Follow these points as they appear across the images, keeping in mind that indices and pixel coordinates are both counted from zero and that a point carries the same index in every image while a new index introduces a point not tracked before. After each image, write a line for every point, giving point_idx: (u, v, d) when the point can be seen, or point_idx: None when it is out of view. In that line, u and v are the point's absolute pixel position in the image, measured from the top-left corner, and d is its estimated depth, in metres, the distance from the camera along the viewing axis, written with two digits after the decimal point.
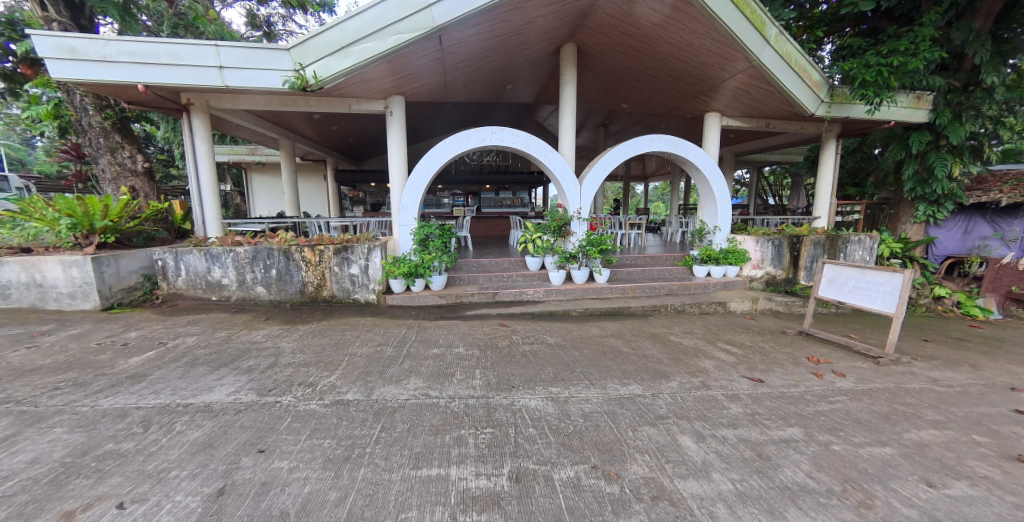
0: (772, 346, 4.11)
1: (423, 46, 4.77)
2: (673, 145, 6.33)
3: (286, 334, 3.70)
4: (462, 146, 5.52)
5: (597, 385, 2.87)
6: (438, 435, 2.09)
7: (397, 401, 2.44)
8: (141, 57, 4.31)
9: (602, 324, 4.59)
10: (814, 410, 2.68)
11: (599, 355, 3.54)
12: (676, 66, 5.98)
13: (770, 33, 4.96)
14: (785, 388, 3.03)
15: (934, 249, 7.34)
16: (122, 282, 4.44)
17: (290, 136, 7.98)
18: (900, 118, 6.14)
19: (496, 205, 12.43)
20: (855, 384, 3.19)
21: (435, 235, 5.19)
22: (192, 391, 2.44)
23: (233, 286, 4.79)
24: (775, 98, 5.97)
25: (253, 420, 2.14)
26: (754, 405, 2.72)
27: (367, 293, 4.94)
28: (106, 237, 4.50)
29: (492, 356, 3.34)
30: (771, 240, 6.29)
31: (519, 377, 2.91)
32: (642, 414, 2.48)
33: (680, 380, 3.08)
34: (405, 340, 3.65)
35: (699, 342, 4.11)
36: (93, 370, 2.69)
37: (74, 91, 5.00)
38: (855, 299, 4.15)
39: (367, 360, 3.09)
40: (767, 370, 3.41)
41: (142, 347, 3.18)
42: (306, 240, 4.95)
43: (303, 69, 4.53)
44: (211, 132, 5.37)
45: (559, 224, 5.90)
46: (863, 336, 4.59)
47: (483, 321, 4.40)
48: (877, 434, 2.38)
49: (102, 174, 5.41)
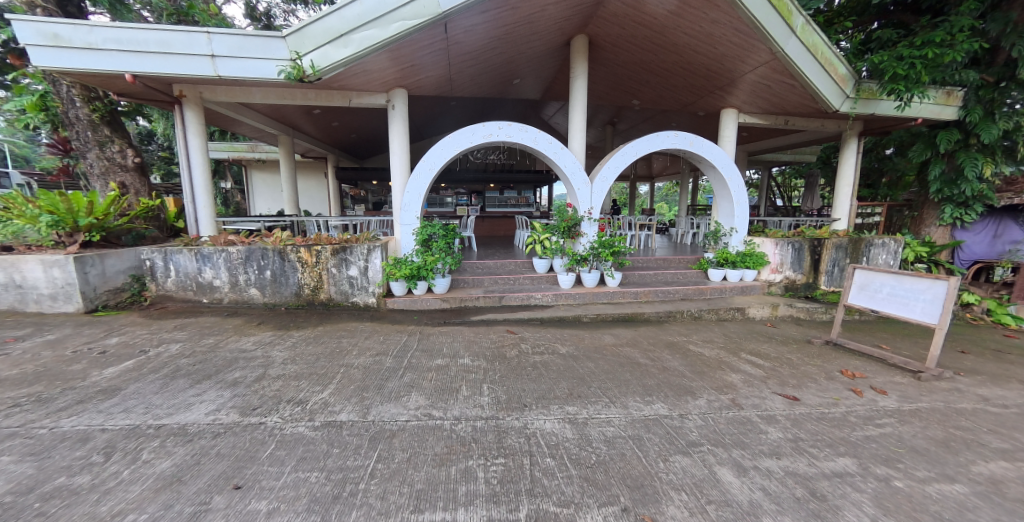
0: (799, 358, 3.81)
1: (428, 34, 4.50)
2: (688, 142, 6.01)
3: (279, 341, 3.44)
4: (467, 142, 5.23)
5: (617, 404, 2.60)
6: (442, 467, 1.82)
7: (397, 423, 2.17)
8: (129, 44, 4.06)
9: (615, 331, 4.34)
10: (862, 435, 2.39)
11: (616, 368, 3.26)
12: (693, 59, 5.69)
13: (796, 22, 4.68)
14: (825, 408, 2.74)
15: (961, 253, 6.84)
16: (107, 284, 4.19)
17: (290, 132, 7.74)
18: (929, 115, 5.94)
19: (501, 204, 12.15)
20: (901, 403, 2.90)
21: (439, 235, 4.92)
22: (167, 409, 2.18)
23: (225, 288, 4.54)
24: (797, 93, 5.66)
25: (231, 447, 1.88)
26: (795, 428, 2.43)
27: (366, 296, 4.68)
28: (92, 236, 4.23)
29: (501, 368, 3.08)
30: (792, 242, 5.98)
31: (531, 394, 2.64)
32: (672, 441, 2.20)
33: (707, 398, 2.79)
34: (406, 349, 3.39)
35: (721, 353, 3.82)
36: (62, 383, 2.43)
37: (60, 81, 4.74)
38: (889, 307, 3.86)
39: (365, 373, 2.82)
40: (800, 386, 3.13)
41: (121, 356, 2.92)
42: (303, 241, 4.71)
43: (300, 58, 4.28)
44: (205, 127, 5.13)
45: (569, 224, 5.62)
46: (896, 347, 4.29)
47: (489, 327, 4.14)
48: (941, 467, 2.09)
49: (90, 169, 5.13)
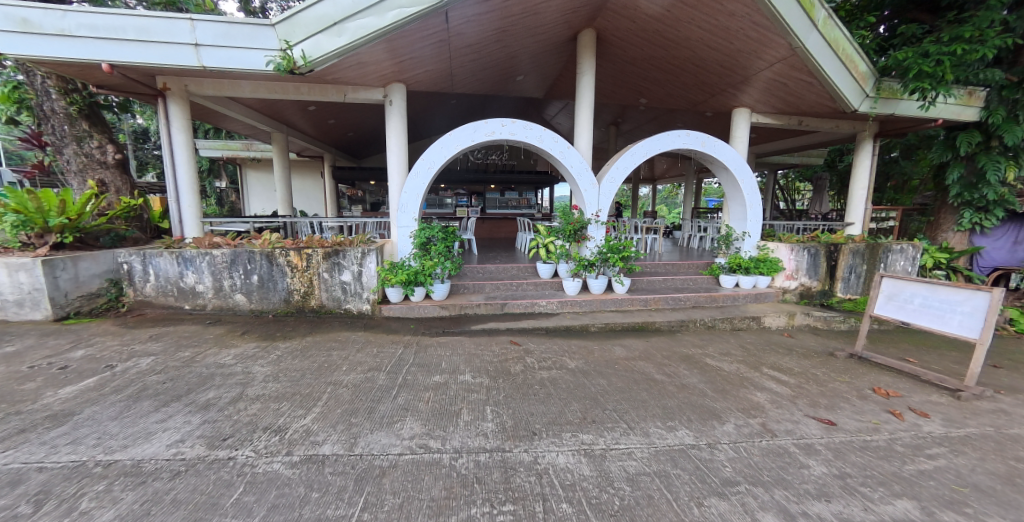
0: (825, 373, 3.54)
1: (427, 24, 4.23)
2: (700, 142, 5.74)
3: (262, 354, 3.14)
4: (468, 139, 4.95)
5: (637, 430, 2.32)
6: (438, 517, 1.52)
7: (387, 458, 1.88)
8: (105, 31, 3.77)
9: (626, 342, 4.05)
10: (917, 470, 2.10)
11: (631, 386, 2.98)
12: (705, 55, 5.43)
13: (817, 15, 4.43)
14: (866, 435, 2.46)
15: (979, 259, 6.51)
16: (80, 289, 3.90)
17: (284, 129, 7.46)
18: (949, 117, 5.70)
19: (502, 206, 11.72)
20: (947, 429, 2.62)
21: (438, 237, 4.62)
22: (123, 440, 1.89)
23: (208, 294, 4.24)
24: (814, 91, 5.40)
25: (191, 491, 1.59)
26: (839, 462, 2.15)
27: (360, 302, 4.39)
28: (63, 237, 3.96)
29: (505, 386, 2.79)
30: (807, 247, 5.73)
31: (539, 419, 2.35)
32: (704, 480, 1.91)
33: (735, 423, 2.51)
34: (401, 364, 3.09)
35: (741, 368, 3.54)
36: (8, 406, 2.14)
37: (35, 72, 4.45)
38: (921, 319, 3.59)
39: (354, 393, 2.53)
40: (833, 407, 2.85)
41: (83, 372, 2.63)
42: (294, 244, 4.43)
43: (291, 48, 4.00)
44: (190, 121, 4.84)
45: (575, 228, 5.31)
46: (925, 361, 4.00)
47: (491, 338, 3.85)
48: (1016, 512, 1.80)
49: (67, 166, 4.83)
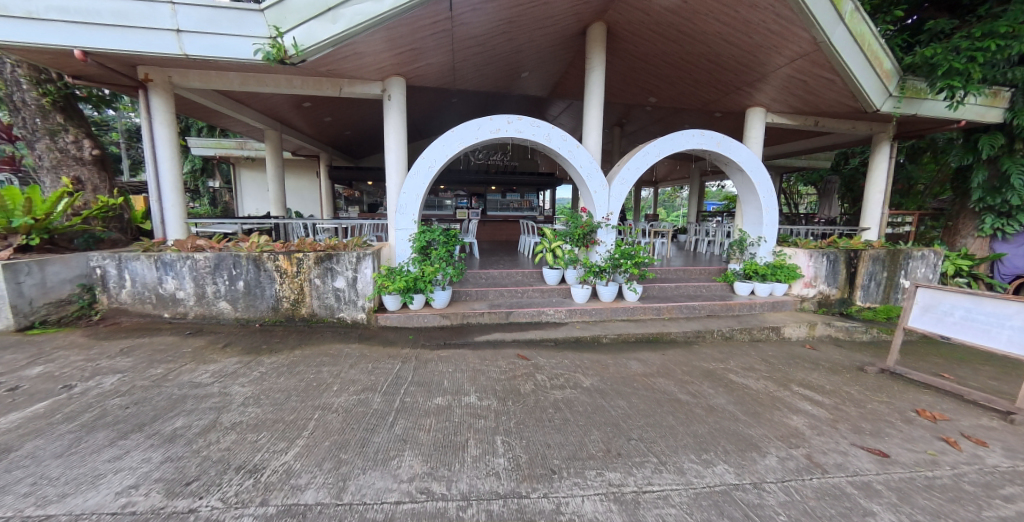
0: (860, 392, 3.24)
1: (429, 12, 3.94)
2: (715, 142, 5.47)
3: (244, 371, 2.82)
4: (472, 137, 4.66)
5: (670, 467, 2.02)
6: None
7: (382, 508, 1.57)
8: (77, 14, 3.46)
9: (641, 356, 3.75)
10: (999, 518, 1.80)
11: (655, 408, 2.67)
12: (721, 50, 5.17)
13: (843, 8, 4.19)
14: (927, 471, 2.16)
15: (1000, 266, 6.15)
16: (47, 295, 3.58)
17: (278, 127, 7.15)
18: (973, 118, 5.45)
19: (502, 208, 11.40)
20: (1013, 461, 2.33)
21: (439, 241, 4.30)
22: (62, 487, 1.57)
23: (190, 301, 3.93)
24: (835, 90, 5.16)
25: None
26: (906, 507, 1.85)
27: (354, 311, 4.09)
28: (30, 238, 3.64)
29: (515, 409, 2.49)
30: (826, 254, 5.44)
31: (558, 453, 2.05)
32: None
33: (777, 455, 2.21)
34: (399, 383, 2.78)
35: (769, 385, 3.25)
36: None
37: (4, 60, 4.18)
38: (963, 334, 3.31)
39: (345, 421, 2.21)
40: (879, 434, 2.57)
41: (36, 394, 2.30)
42: (283, 247, 4.11)
43: (281, 36, 3.71)
44: (174, 115, 4.51)
45: (584, 232, 5.00)
46: (961, 378, 3.72)
47: (497, 352, 3.53)
48: None
49: (39, 162, 4.48)
